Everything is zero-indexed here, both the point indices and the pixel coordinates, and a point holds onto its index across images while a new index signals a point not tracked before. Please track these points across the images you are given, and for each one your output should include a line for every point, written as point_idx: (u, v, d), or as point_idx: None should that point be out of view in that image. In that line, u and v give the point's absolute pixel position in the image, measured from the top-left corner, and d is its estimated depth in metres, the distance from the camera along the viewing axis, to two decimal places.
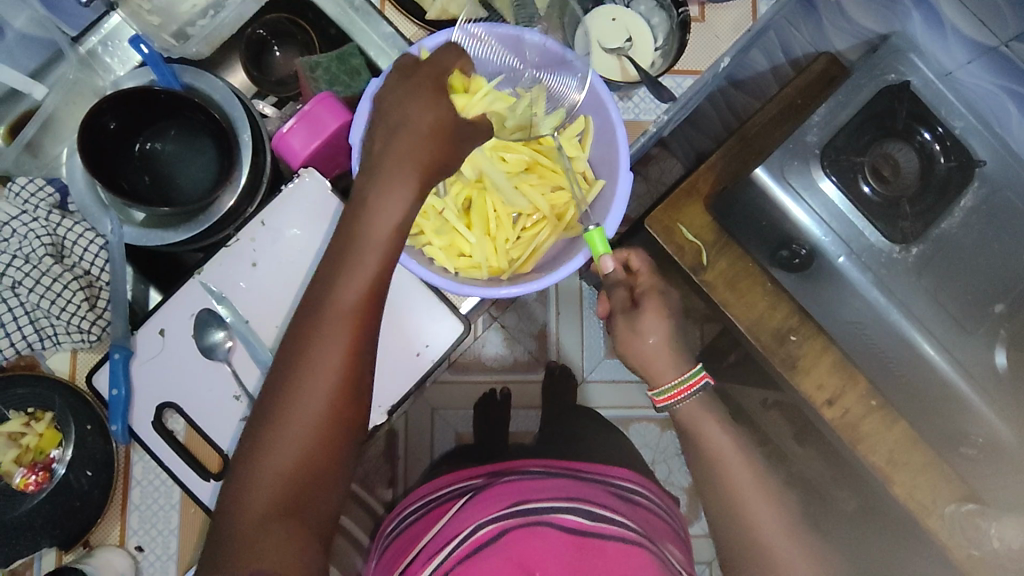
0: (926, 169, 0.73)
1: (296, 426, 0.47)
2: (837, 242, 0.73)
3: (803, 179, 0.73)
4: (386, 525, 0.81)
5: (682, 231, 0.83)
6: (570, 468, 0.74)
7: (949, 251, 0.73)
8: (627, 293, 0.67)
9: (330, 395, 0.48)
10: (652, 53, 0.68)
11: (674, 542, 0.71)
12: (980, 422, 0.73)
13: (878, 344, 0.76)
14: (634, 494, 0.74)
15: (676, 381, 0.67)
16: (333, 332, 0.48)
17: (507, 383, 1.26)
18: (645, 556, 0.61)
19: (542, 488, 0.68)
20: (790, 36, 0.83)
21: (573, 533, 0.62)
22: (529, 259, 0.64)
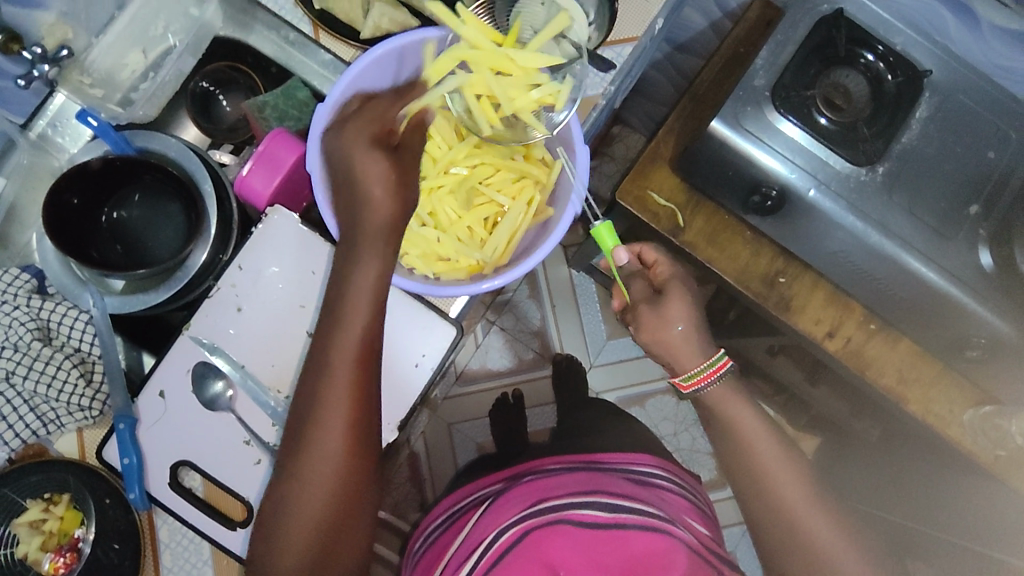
0: (876, 89, 0.75)
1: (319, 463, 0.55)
2: (805, 176, 0.74)
3: (759, 122, 0.74)
4: (412, 543, 0.81)
5: (654, 197, 0.85)
6: (590, 460, 0.74)
7: (915, 162, 0.74)
8: (647, 285, 0.73)
9: (344, 433, 0.55)
10: (587, 27, 0.63)
11: (701, 520, 0.72)
12: (983, 326, 0.73)
13: (865, 268, 0.76)
14: (655, 477, 0.74)
15: (702, 364, 0.69)
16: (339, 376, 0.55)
17: (518, 385, 1.27)
18: (666, 542, 0.62)
19: (558, 485, 0.68)
20: None
21: (602, 525, 0.63)
22: (507, 250, 0.64)
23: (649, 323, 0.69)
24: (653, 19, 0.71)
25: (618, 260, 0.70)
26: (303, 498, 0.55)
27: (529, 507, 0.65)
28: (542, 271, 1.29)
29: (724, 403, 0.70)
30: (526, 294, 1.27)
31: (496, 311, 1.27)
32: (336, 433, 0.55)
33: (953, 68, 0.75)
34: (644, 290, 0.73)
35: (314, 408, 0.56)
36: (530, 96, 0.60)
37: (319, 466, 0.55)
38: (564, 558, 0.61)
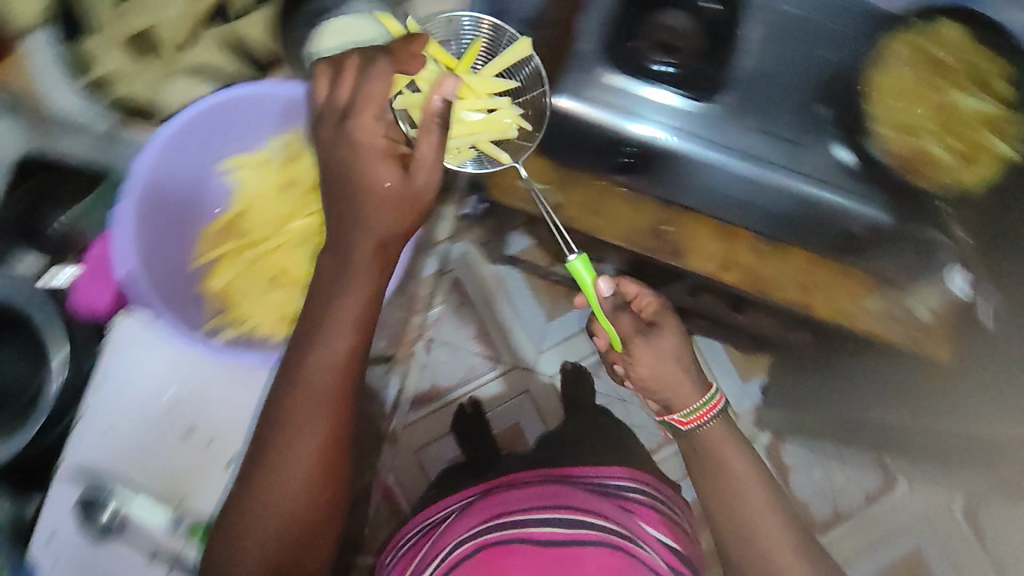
0: (699, 20, 0.77)
1: (291, 477, 0.61)
2: (652, 132, 0.82)
3: (601, 89, 0.81)
4: (387, 557, 0.99)
5: (524, 180, 0.80)
6: (565, 473, 0.98)
7: (756, 82, 0.81)
8: (640, 319, 0.85)
9: (314, 457, 0.62)
10: (372, 30, 0.69)
11: (657, 525, 0.94)
12: (856, 217, 0.80)
13: (739, 190, 0.83)
14: (624, 490, 0.97)
15: (698, 406, 0.85)
16: (314, 409, 0.61)
17: (472, 394, 1.37)
18: (618, 559, 0.79)
19: (518, 504, 0.86)
20: None
21: (554, 545, 0.79)
22: (297, 313, 0.75)
23: (648, 359, 0.83)
24: (457, 16, 0.74)
25: (600, 291, 0.77)
26: (269, 508, 0.62)
27: (491, 520, 0.84)
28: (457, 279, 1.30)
29: None
30: (455, 303, 1.36)
31: (433, 328, 1.34)
32: (307, 457, 0.61)
33: None
34: (633, 322, 0.84)
35: (280, 437, 0.61)
36: (474, 103, 0.71)
37: (286, 482, 0.62)
38: (516, 565, 0.78)
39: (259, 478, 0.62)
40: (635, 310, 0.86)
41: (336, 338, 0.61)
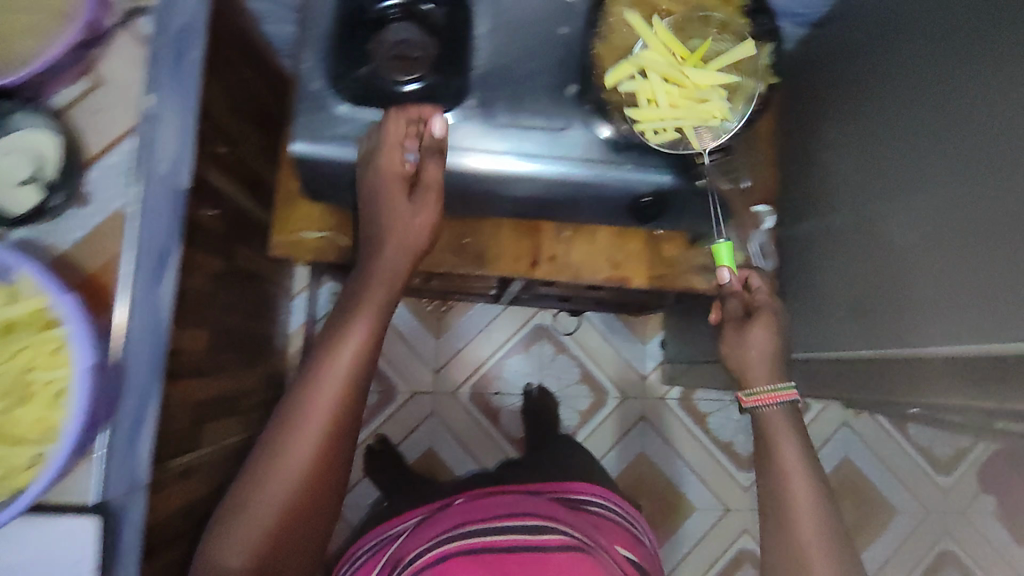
0: (426, 30, 0.71)
1: (286, 466, 0.62)
2: (399, 154, 0.70)
3: (328, 124, 0.70)
4: (345, 563, 1.03)
5: (306, 234, 0.78)
6: (548, 489, 1.02)
7: (502, 70, 0.71)
8: (741, 304, 0.73)
9: (314, 445, 0.63)
10: (44, 157, 0.62)
11: (623, 541, 0.93)
12: (641, 187, 0.72)
13: (521, 191, 0.74)
14: (599, 509, 0.99)
15: (768, 389, 0.68)
16: (324, 400, 0.64)
17: (379, 429, 1.35)
18: (575, 562, 0.79)
19: (489, 516, 0.88)
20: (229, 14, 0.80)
21: (516, 552, 0.81)
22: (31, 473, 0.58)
23: (737, 342, 0.71)
24: (145, 95, 0.67)
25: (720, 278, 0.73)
26: (268, 501, 0.62)
27: (461, 530, 0.86)
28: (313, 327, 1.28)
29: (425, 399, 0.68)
30: None
31: None
32: (308, 445, 0.63)
33: None
34: (737, 308, 0.73)
35: (294, 436, 0.63)
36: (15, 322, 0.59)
37: (276, 474, 0.62)
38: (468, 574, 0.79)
39: (271, 441, 0.64)
40: (747, 293, 0.74)
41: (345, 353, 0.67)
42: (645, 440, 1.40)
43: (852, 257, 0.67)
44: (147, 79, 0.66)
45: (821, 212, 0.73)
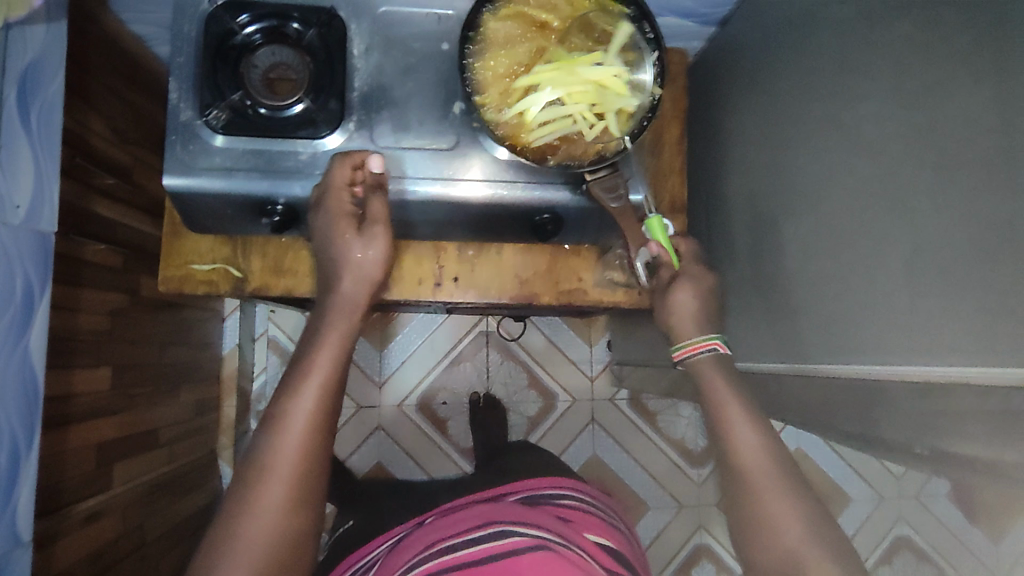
0: (295, 52, 0.67)
1: (258, 512, 0.55)
2: (282, 182, 0.67)
3: (201, 155, 0.66)
4: None
5: (196, 267, 0.76)
6: (504, 492, 0.82)
7: (381, 93, 0.69)
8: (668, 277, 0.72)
9: (285, 485, 0.56)
10: None
11: (600, 531, 0.74)
12: (540, 204, 0.70)
13: (414, 212, 0.72)
14: (566, 500, 0.79)
15: (691, 340, 0.68)
16: (287, 433, 0.58)
17: None
18: (556, 560, 0.58)
19: (455, 528, 0.67)
20: (99, 42, 0.78)
21: (480, 568, 0.59)
22: None
23: (665, 312, 0.71)
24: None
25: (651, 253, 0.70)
26: (245, 545, 0.54)
27: (421, 550, 0.66)
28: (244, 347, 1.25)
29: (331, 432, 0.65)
30: (278, 365, 1.28)
31: (263, 400, 1.27)
32: (281, 484, 0.56)
33: None
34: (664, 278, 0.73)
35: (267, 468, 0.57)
36: None
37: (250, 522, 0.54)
38: None
39: (241, 488, 0.56)
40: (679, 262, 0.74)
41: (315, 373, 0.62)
42: (597, 441, 1.39)
43: (786, 264, 0.66)
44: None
45: (762, 217, 0.71)
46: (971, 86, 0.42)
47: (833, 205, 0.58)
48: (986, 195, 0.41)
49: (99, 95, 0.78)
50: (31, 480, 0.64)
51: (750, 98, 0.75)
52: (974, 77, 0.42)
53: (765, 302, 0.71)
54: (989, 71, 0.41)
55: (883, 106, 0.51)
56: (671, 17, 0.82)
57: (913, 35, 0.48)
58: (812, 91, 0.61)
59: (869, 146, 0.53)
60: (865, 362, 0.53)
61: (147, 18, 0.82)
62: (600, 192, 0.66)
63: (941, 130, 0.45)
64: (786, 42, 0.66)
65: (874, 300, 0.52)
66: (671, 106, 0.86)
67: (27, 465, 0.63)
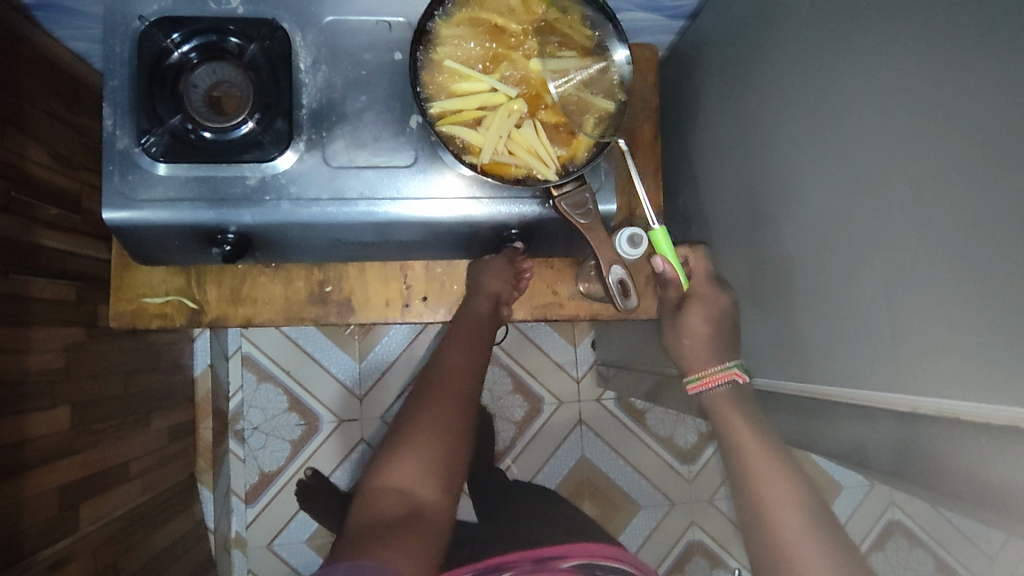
0: (237, 69, 0.63)
1: (428, 416, 0.67)
2: (231, 210, 0.63)
3: (142, 185, 0.62)
4: None
5: (150, 301, 0.72)
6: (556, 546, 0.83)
7: (333, 109, 0.65)
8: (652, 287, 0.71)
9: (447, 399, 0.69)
10: None
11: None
12: (508, 220, 0.66)
13: (377, 233, 0.68)
14: None
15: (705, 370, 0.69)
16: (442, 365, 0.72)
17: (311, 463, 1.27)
18: None
19: None
20: (34, 63, 0.73)
21: None
22: None
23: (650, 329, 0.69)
24: None
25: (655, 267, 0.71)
26: (421, 436, 0.66)
27: None
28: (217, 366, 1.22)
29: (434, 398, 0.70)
30: (254, 383, 1.27)
31: (240, 418, 1.26)
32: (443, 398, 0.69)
33: None
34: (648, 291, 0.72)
35: (431, 412, 0.67)
36: None
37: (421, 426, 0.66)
38: None
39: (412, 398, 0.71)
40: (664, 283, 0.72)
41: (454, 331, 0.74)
42: (585, 443, 1.37)
43: (773, 273, 0.62)
44: None
45: (747, 222, 0.68)
46: (978, 83, 0.38)
47: (814, 210, 0.55)
48: (983, 201, 0.38)
49: (36, 119, 0.74)
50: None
51: (724, 97, 0.72)
52: (983, 73, 0.38)
53: (745, 310, 0.68)
54: (980, 67, 0.38)
55: (864, 106, 0.48)
56: (636, 11, 0.77)
57: (905, 29, 0.44)
58: (794, 90, 0.58)
59: (858, 151, 0.49)
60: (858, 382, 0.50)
61: (84, 35, 0.77)
62: (566, 208, 0.62)
63: (927, 132, 0.42)
64: (758, 39, 0.64)
65: (862, 315, 0.49)
66: (642, 106, 0.82)
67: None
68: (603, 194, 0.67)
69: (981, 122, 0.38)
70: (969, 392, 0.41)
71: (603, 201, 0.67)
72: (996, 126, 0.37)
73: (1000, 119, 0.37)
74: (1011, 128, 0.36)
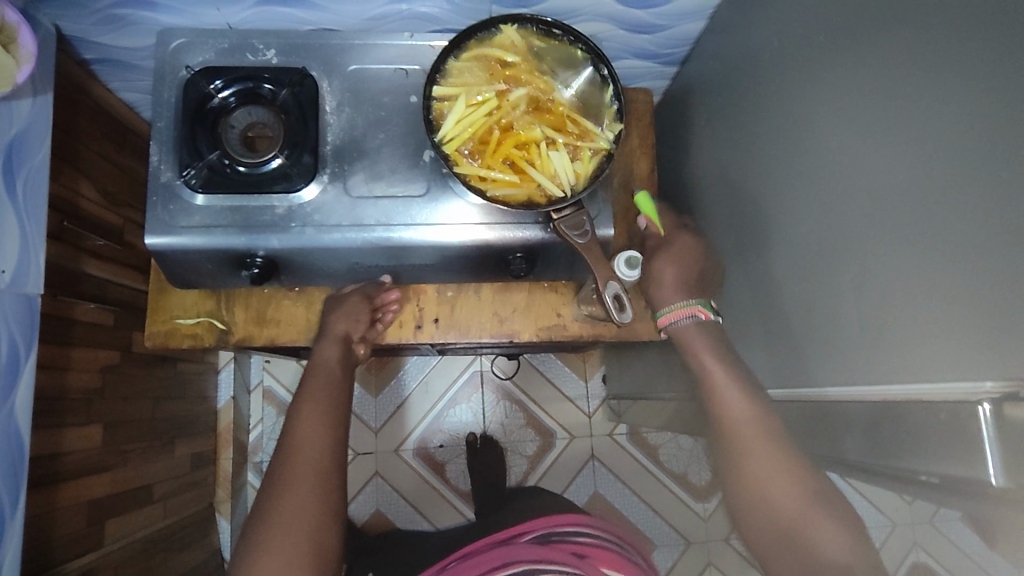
0: (270, 110, 0.70)
1: (309, 454, 0.64)
2: (259, 234, 0.69)
3: (182, 212, 0.69)
4: None
5: (182, 322, 0.78)
6: (513, 535, 0.78)
7: (354, 147, 0.72)
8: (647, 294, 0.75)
9: (325, 433, 0.66)
10: None
11: (618, 566, 0.70)
12: (512, 241, 0.71)
13: (389, 254, 0.73)
14: (581, 535, 0.76)
15: (676, 304, 0.68)
16: (322, 388, 0.70)
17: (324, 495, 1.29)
18: None
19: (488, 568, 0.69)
20: (92, 110, 0.82)
21: None
22: None
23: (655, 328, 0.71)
24: None
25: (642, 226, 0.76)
26: (300, 475, 0.62)
27: None
28: (239, 396, 1.27)
29: (304, 424, 0.66)
30: (274, 415, 1.31)
31: (259, 450, 1.30)
32: (322, 434, 0.66)
33: (319, 49, 0.73)
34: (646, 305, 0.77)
35: (296, 476, 0.62)
36: None
37: (304, 463, 0.63)
38: None
39: (291, 423, 0.67)
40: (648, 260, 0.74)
41: (341, 360, 0.74)
42: (598, 478, 1.37)
43: (764, 289, 0.66)
44: None
45: (740, 241, 0.71)
46: (941, 93, 0.42)
47: (793, 226, 0.59)
48: (944, 200, 0.42)
49: (89, 160, 0.82)
50: (16, 542, 0.63)
51: (715, 130, 0.77)
52: (944, 83, 0.41)
53: (744, 329, 0.71)
54: (940, 80, 0.42)
55: (835, 127, 0.53)
56: (631, 59, 0.84)
57: (873, 55, 0.48)
58: (778, 116, 0.62)
59: (834, 168, 0.53)
60: (844, 381, 0.52)
61: (135, 86, 0.85)
62: (565, 229, 0.67)
63: (895, 146, 0.46)
64: (743, 76, 0.69)
65: (838, 315, 0.53)
66: (639, 143, 0.88)
67: (12, 525, 0.63)
68: (602, 219, 0.74)
69: (940, 130, 0.42)
70: (934, 372, 0.42)
71: (601, 226, 0.73)
72: (954, 130, 0.41)
73: (958, 123, 0.40)
74: (968, 130, 0.40)
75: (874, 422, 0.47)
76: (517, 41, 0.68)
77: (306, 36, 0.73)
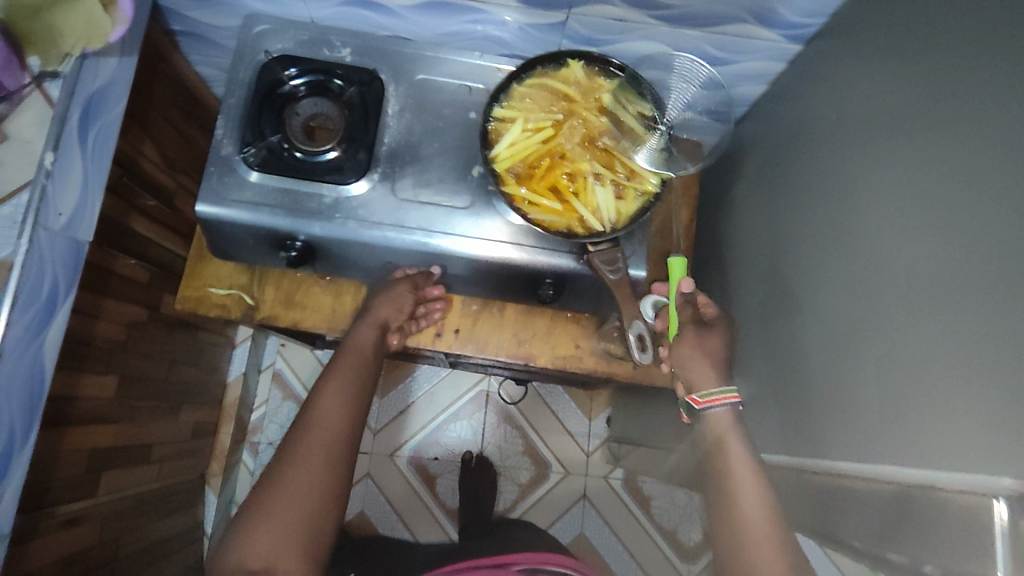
0: (335, 103, 0.73)
1: (321, 435, 0.64)
2: (303, 219, 0.71)
3: (235, 186, 0.71)
4: None
5: (214, 291, 0.80)
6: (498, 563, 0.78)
7: (407, 151, 0.74)
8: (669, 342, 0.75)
9: (341, 416, 0.66)
10: None
11: None
12: (545, 266, 0.72)
13: (423, 259, 0.75)
14: None
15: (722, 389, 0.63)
16: (346, 371, 0.70)
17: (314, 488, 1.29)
18: None
19: None
20: (169, 78, 0.86)
21: None
22: None
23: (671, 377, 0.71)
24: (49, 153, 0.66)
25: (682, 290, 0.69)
26: (309, 454, 0.62)
27: None
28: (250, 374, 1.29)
29: (322, 404, 0.67)
30: (279, 399, 1.32)
31: (259, 430, 1.32)
32: (337, 416, 0.66)
33: (392, 55, 0.76)
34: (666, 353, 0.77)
35: (302, 454, 0.62)
36: None
37: (315, 442, 0.63)
38: None
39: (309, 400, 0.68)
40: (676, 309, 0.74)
41: (370, 346, 0.74)
42: (586, 519, 1.35)
43: (786, 355, 0.66)
44: (51, 135, 0.66)
45: (768, 304, 0.71)
46: (987, 190, 0.42)
47: (825, 297, 0.59)
48: (978, 294, 0.42)
49: (158, 125, 0.86)
50: (19, 476, 0.65)
51: (759, 191, 0.78)
52: (993, 180, 0.42)
53: (760, 392, 0.71)
54: (988, 177, 0.42)
55: (878, 206, 0.54)
56: None
57: (925, 144, 0.49)
58: (824, 187, 0.63)
59: (873, 245, 0.54)
60: (855, 457, 0.51)
61: (213, 63, 0.89)
62: (598, 263, 0.69)
63: (935, 233, 0.46)
64: (795, 143, 0.70)
65: (859, 391, 0.52)
66: (682, 193, 0.89)
67: (20, 458, 0.65)
68: (634, 260, 0.74)
69: (983, 224, 0.42)
70: (947, 461, 0.42)
71: (633, 267, 0.74)
72: (997, 227, 0.41)
73: (1002, 221, 0.41)
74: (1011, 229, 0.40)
75: (895, 502, 0.46)
76: (581, 77, 0.71)
77: (381, 41, 0.77)
